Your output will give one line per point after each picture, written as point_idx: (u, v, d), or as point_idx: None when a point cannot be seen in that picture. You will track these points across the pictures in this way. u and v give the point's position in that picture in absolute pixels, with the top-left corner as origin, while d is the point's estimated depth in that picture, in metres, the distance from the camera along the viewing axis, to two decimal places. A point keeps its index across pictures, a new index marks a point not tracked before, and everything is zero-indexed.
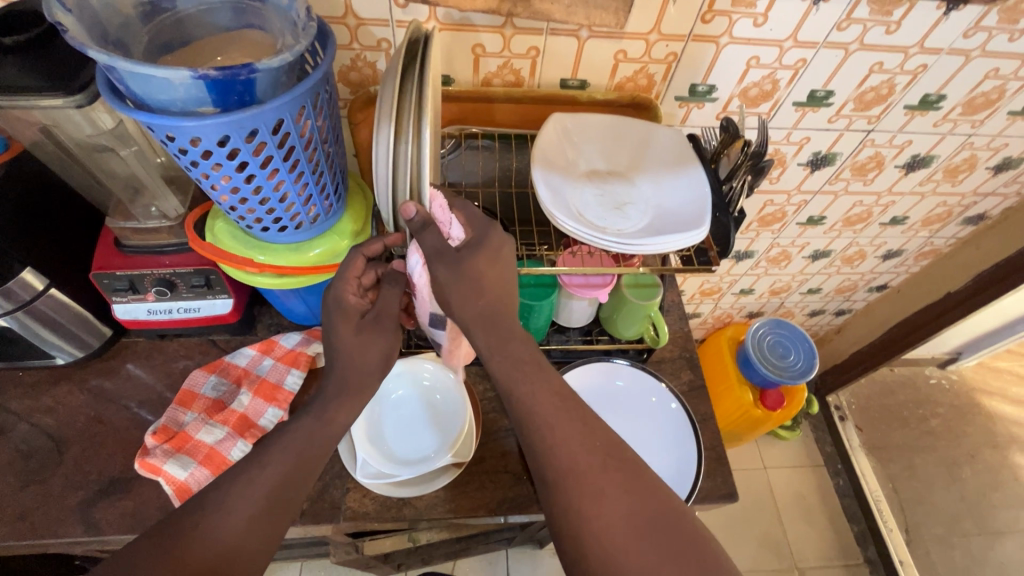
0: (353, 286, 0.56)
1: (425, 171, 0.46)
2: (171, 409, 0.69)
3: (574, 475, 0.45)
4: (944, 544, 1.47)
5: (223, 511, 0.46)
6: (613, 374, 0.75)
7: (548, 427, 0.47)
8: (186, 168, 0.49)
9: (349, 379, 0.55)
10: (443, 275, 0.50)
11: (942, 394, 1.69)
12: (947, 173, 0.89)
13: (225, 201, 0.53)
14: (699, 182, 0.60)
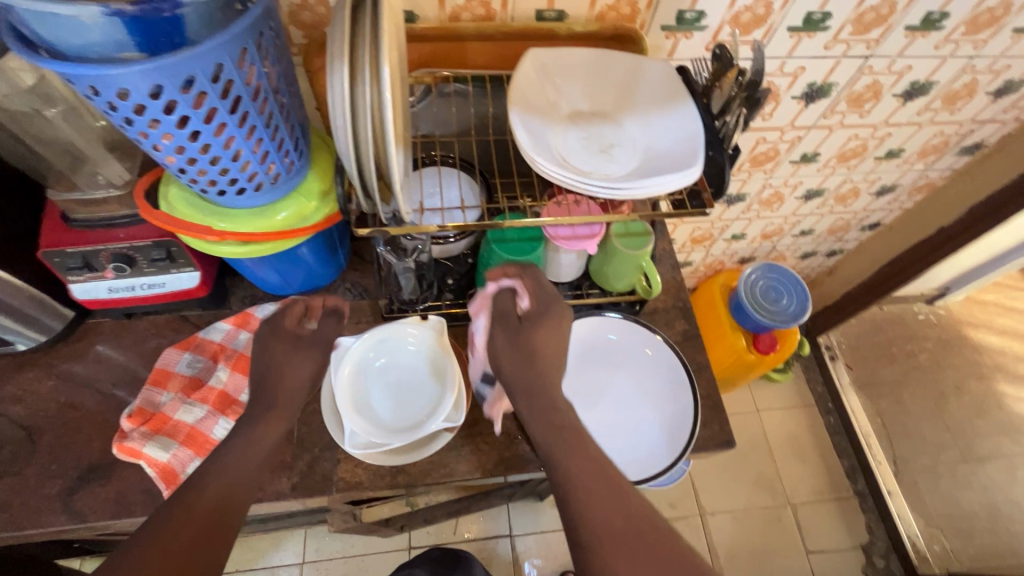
0: (289, 316, 0.60)
1: (388, 117, 0.41)
2: (146, 390, 0.65)
3: (578, 490, 0.46)
4: (931, 472, 1.52)
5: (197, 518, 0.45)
6: (604, 329, 0.73)
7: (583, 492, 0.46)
8: (121, 127, 0.43)
9: (278, 395, 0.55)
10: (499, 339, 0.56)
11: (930, 328, 1.71)
12: (946, 101, 0.84)
13: (172, 163, 0.48)
14: (691, 117, 0.56)
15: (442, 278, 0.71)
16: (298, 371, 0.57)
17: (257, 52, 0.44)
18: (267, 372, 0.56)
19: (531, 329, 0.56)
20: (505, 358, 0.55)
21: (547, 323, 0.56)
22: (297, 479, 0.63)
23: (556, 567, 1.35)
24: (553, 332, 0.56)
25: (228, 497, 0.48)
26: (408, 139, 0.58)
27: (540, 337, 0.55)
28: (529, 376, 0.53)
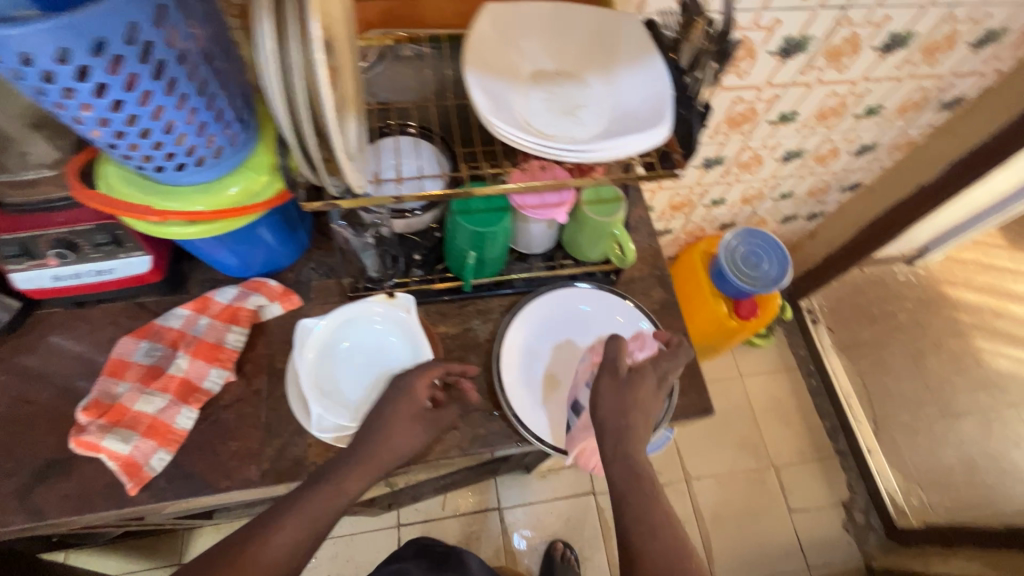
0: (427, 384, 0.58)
1: (321, 78, 0.36)
2: (101, 381, 0.62)
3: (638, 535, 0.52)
4: (909, 429, 1.55)
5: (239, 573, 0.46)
6: (569, 303, 0.70)
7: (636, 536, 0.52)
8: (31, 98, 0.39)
9: (378, 454, 0.54)
10: (606, 382, 0.60)
11: (909, 289, 1.72)
12: (926, 53, 0.82)
13: (99, 138, 0.44)
14: (659, 73, 0.53)
15: (408, 254, 0.69)
16: (406, 442, 0.55)
17: (178, 11, 0.40)
18: (374, 427, 0.55)
19: (636, 381, 0.59)
20: (607, 401, 0.59)
21: (646, 385, 0.59)
22: (267, 466, 0.62)
23: (545, 536, 1.37)
24: (654, 386, 0.60)
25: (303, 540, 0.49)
26: (361, 106, 0.55)
27: (642, 390, 0.59)
28: (622, 421, 0.58)
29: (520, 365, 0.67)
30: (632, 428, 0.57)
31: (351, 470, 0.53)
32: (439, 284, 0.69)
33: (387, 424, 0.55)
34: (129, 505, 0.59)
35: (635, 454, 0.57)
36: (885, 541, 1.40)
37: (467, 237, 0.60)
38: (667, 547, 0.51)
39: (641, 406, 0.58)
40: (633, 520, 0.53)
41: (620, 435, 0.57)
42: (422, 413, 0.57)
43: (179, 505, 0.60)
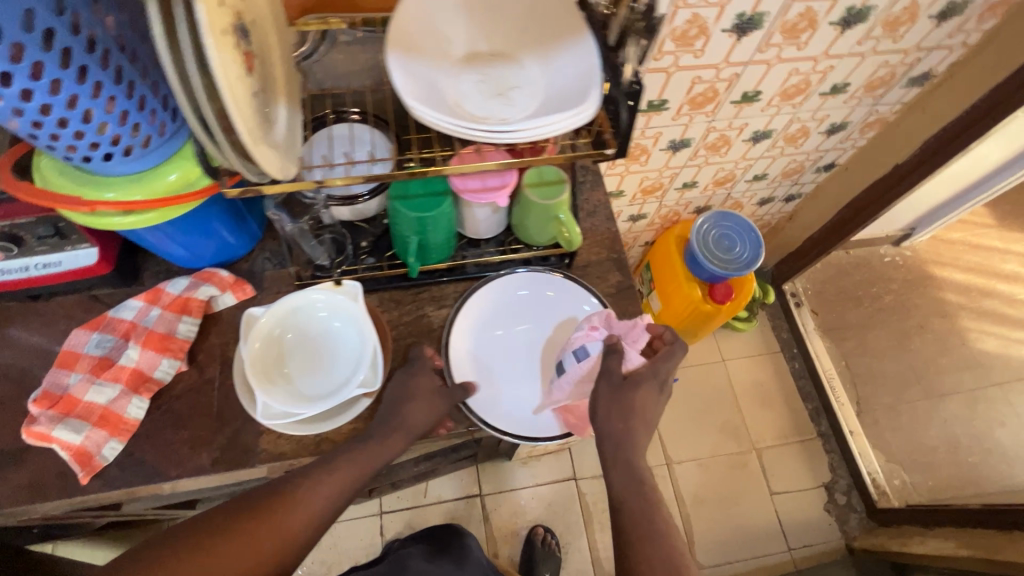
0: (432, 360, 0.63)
1: (207, 45, 0.35)
2: (52, 373, 0.63)
3: (636, 537, 0.53)
4: (893, 411, 1.54)
5: (269, 529, 0.50)
6: (510, 285, 0.70)
7: (634, 542, 0.53)
8: None
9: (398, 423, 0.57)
10: (603, 389, 0.59)
11: (895, 270, 1.71)
12: (887, 28, 0.80)
13: (17, 130, 0.43)
14: (589, 49, 0.52)
15: (355, 241, 0.68)
16: (421, 417, 0.58)
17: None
18: (395, 397, 0.59)
19: (635, 385, 0.59)
20: (609, 407, 0.58)
21: (645, 390, 0.59)
22: (218, 454, 0.62)
23: (526, 522, 1.38)
24: (652, 390, 0.59)
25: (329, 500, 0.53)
26: (293, 92, 0.55)
27: (642, 393, 0.59)
28: (622, 426, 0.57)
29: (471, 359, 0.67)
30: (632, 434, 0.57)
31: (378, 441, 0.56)
32: (387, 271, 0.68)
33: (409, 401, 0.59)
34: (82, 493, 0.60)
35: (635, 460, 0.57)
36: (866, 522, 1.41)
37: (409, 224, 0.59)
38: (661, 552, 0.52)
39: (641, 411, 0.58)
40: (632, 525, 0.54)
41: (619, 441, 0.57)
42: (435, 388, 0.60)
43: (132, 492, 0.61)
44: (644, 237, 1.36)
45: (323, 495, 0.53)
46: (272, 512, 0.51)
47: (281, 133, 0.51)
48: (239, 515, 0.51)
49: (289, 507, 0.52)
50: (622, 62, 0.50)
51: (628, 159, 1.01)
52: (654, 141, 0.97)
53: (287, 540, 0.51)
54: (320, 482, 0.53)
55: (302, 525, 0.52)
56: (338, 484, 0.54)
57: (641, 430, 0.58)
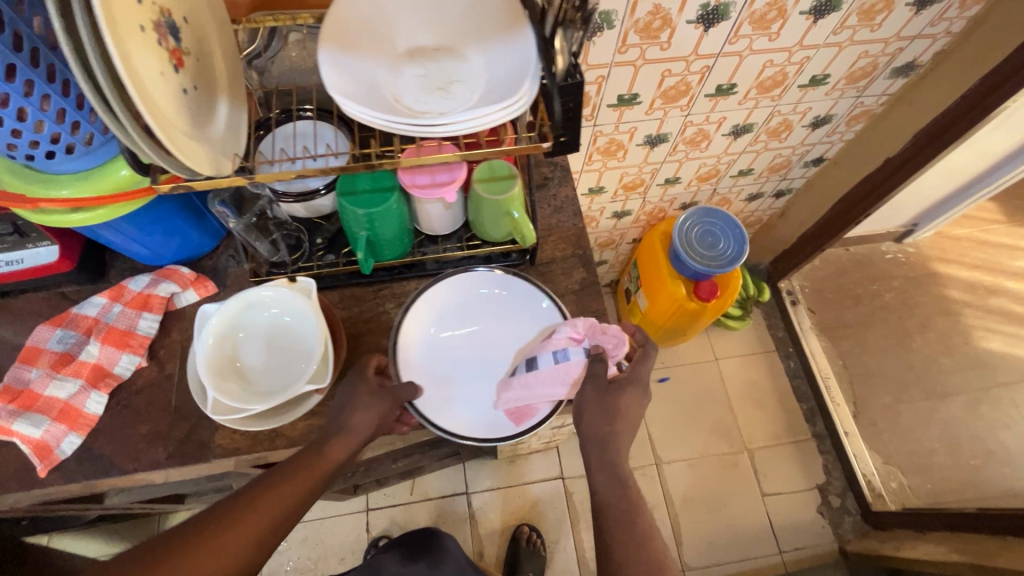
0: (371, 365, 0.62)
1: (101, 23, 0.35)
2: (14, 368, 0.64)
3: (619, 541, 0.53)
4: (892, 411, 1.50)
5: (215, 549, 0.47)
6: (464, 284, 0.69)
7: (617, 546, 0.53)
8: None
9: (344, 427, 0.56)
10: (590, 392, 0.60)
11: (897, 267, 1.67)
12: (862, 16, 0.78)
13: None
14: (529, 45, 0.51)
15: (311, 238, 0.68)
16: (367, 419, 0.57)
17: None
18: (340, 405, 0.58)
19: (619, 390, 0.60)
20: (595, 412, 0.59)
21: (632, 393, 0.60)
22: (173, 448, 0.63)
23: (512, 520, 1.37)
24: (635, 394, 0.61)
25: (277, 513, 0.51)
26: (238, 89, 0.56)
27: (626, 398, 0.60)
28: (608, 429, 0.59)
29: (422, 360, 0.66)
30: (618, 436, 0.59)
31: (324, 447, 0.55)
32: (344, 268, 0.68)
33: (349, 404, 0.58)
34: (40, 486, 0.61)
35: (620, 464, 0.58)
36: (860, 525, 1.38)
37: (357, 219, 0.59)
38: (642, 555, 0.52)
39: (625, 414, 0.60)
40: (616, 532, 0.54)
41: (602, 443, 0.59)
42: (374, 388, 0.59)
43: (90, 486, 0.62)
44: (630, 234, 1.34)
45: (271, 510, 0.51)
46: (219, 533, 0.48)
47: (219, 131, 0.51)
48: (177, 539, 0.48)
49: (235, 527, 0.49)
50: (557, 51, 0.48)
51: (605, 155, 1.00)
52: (630, 136, 0.96)
53: (237, 558, 0.48)
54: (266, 497, 0.51)
55: (250, 542, 0.49)
56: (286, 497, 0.52)
57: (623, 433, 0.59)
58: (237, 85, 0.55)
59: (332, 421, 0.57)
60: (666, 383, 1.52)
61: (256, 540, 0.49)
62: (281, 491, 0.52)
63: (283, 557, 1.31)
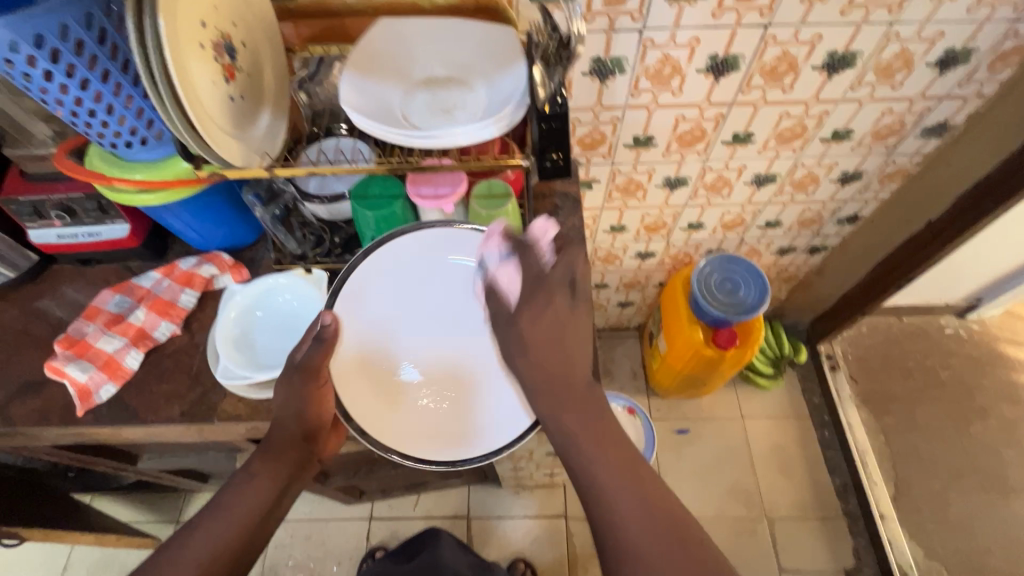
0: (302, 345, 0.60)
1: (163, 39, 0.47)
2: (78, 322, 0.76)
3: (599, 493, 0.50)
4: (939, 501, 1.36)
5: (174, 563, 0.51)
6: (411, 262, 0.67)
7: (602, 497, 0.50)
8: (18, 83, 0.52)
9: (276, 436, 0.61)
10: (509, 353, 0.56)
11: (958, 343, 1.54)
12: (880, 73, 0.79)
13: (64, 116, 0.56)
14: (521, 80, 0.58)
15: (331, 237, 0.77)
16: (296, 418, 0.60)
17: (106, 18, 0.54)
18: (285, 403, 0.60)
19: (547, 300, 0.55)
20: (535, 345, 0.54)
21: (536, 329, 0.54)
22: (186, 408, 0.71)
23: (509, 553, 1.35)
24: (567, 296, 0.55)
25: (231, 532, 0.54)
26: (283, 103, 0.66)
27: (563, 309, 0.55)
28: (539, 385, 0.54)
29: (359, 350, 0.64)
30: (561, 378, 0.54)
31: (260, 460, 0.60)
32: None
33: (280, 405, 0.60)
34: (77, 424, 0.70)
35: (565, 420, 0.53)
36: None
37: (367, 221, 0.68)
38: (628, 485, 0.50)
39: (528, 361, 0.54)
40: (590, 478, 0.51)
41: (552, 399, 0.54)
42: (294, 380, 0.59)
43: (114, 431, 0.71)
44: (656, 277, 1.35)
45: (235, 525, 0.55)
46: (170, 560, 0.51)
47: (258, 134, 0.62)
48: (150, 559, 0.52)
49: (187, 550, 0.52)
50: (538, 84, 0.56)
51: (624, 194, 1.04)
52: (648, 177, 1.00)
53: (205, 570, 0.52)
54: (210, 522, 0.55)
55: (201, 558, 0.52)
56: (245, 510, 0.56)
57: (564, 384, 0.54)
58: (284, 99, 0.67)
59: (268, 433, 0.61)
60: (685, 436, 1.47)
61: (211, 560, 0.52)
62: (238, 503, 0.56)
63: (285, 552, 1.36)
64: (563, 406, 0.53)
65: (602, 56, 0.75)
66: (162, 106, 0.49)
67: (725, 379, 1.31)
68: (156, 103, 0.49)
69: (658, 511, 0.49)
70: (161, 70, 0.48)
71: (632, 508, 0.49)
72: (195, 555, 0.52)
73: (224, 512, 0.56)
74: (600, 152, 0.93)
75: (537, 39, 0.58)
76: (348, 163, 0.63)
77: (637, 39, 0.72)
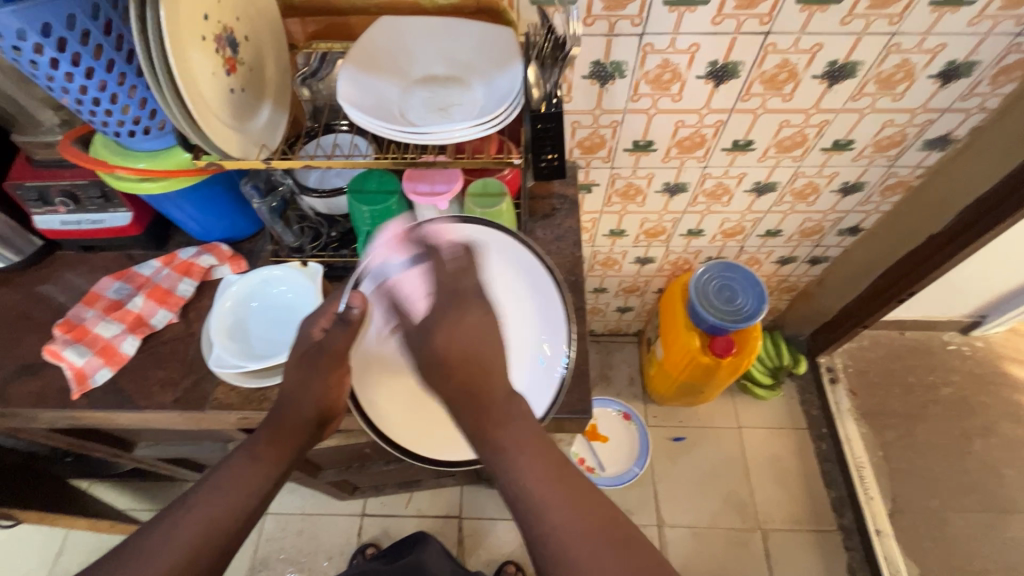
0: (322, 322, 0.62)
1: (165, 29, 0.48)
2: (78, 307, 0.77)
3: (539, 511, 0.45)
4: (937, 519, 1.34)
5: (157, 550, 0.47)
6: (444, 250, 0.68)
7: (536, 515, 0.45)
8: (26, 70, 0.53)
9: (282, 419, 0.59)
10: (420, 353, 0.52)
11: (961, 361, 1.53)
12: (881, 84, 0.79)
13: (70, 105, 0.57)
14: (517, 80, 0.59)
15: (328, 231, 0.78)
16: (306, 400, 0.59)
17: (111, 10, 0.55)
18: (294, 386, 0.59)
19: (461, 308, 0.51)
20: (451, 359, 0.50)
21: (454, 323, 0.51)
22: (179, 395, 0.72)
23: (499, 555, 1.35)
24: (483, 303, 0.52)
25: (215, 521, 0.50)
26: (283, 97, 0.68)
27: (476, 319, 0.51)
28: (455, 389, 0.50)
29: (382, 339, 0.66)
30: (472, 385, 0.50)
31: (262, 442, 0.57)
32: (353, 262, 0.76)
33: (292, 387, 0.59)
34: (72, 406, 0.72)
35: (483, 429, 0.49)
36: None
37: (363, 216, 0.69)
38: (557, 490, 0.46)
39: (444, 361, 0.50)
40: (520, 495, 0.46)
41: (463, 403, 0.50)
42: (304, 359, 0.59)
43: (108, 415, 0.72)
44: (655, 283, 1.35)
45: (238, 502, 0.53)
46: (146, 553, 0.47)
47: (257, 127, 0.63)
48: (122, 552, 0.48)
49: (167, 539, 0.48)
50: (532, 84, 0.57)
51: (623, 199, 1.04)
52: (648, 182, 1.00)
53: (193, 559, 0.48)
54: (199, 504, 0.51)
55: (183, 543, 0.48)
56: (239, 491, 0.53)
57: (476, 386, 0.50)
58: (285, 93, 0.68)
59: (276, 413, 0.59)
60: (681, 444, 1.46)
61: (193, 547, 0.48)
62: (239, 481, 0.54)
63: (277, 545, 1.37)
64: (478, 412, 0.50)
65: (602, 59, 0.75)
66: (161, 97, 0.50)
67: (721, 387, 1.30)
68: (158, 94, 0.50)
69: (589, 512, 0.45)
70: (164, 60, 0.49)
71: (567, 520, 0.44)
72: (181, 540, 0.48)
73: (221, 492, 0.53)
74: (599, 156, 0.93)
75: (534, 39, 0.59)
76: (344, 156, 0.64)
77: (637, 43, 0.73)
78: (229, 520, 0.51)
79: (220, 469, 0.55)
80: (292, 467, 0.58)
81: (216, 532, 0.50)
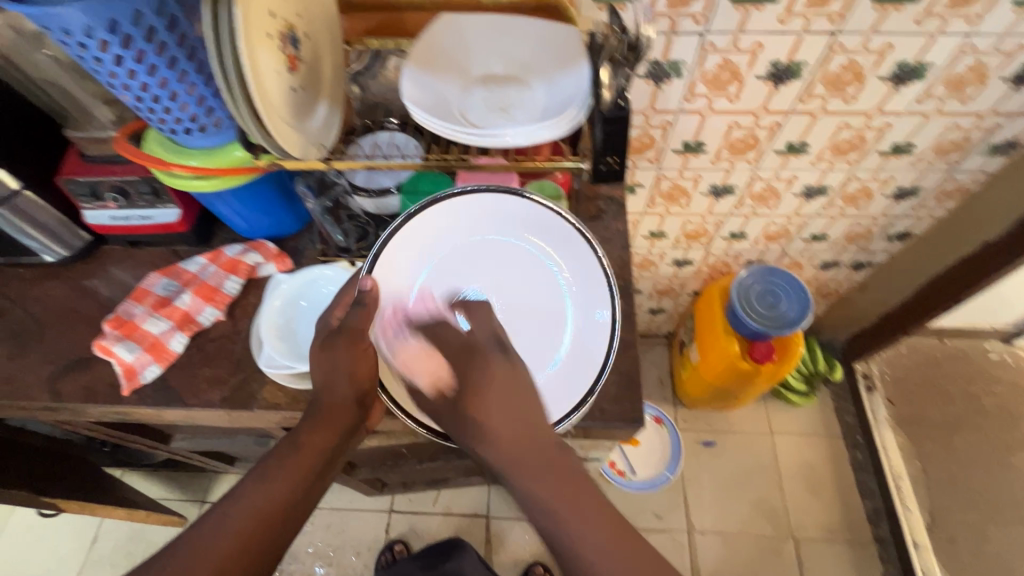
0: (340, 307, 0.60)
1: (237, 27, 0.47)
2: (126, 302, 0.77)
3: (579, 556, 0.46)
4: (975, 533, 1.31)
5: (214, 531, 0.48)
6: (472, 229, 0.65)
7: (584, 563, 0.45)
8: (92, 67, 0.53)
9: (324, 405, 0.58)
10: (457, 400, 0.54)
11: (1003, 370, 1.48)
12: (951, 87, 0.76)
13: (130, 102, 0.57)
14: (584, 83, 0.58)
15: (376, 231, 0.76)
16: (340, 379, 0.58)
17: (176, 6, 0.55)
18: (324, 372, 0.58)
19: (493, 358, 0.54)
20: (491, 403, 0.53)
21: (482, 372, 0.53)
22: (227, 393, 0.72)
23: (527, 556, 1.35)
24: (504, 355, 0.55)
25: (265, 512, 0.50)
26: (338, 96, 0.67)
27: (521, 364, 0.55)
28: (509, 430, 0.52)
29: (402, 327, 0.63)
30: (509, 430, 0.52)
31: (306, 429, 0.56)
32: None
33: (322, 370, 0.58)
34: (122, 402, 0.72)
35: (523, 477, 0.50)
36: None
37: None
38: (597, 532, 0.47)
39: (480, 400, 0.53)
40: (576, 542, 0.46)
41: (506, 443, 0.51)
42: (333, 333, 0.59)
43: (156, 412, 0.72)
44: (691, 285, 1.32)
45: (289, 485, 0.52)
46: (199, 546, 0.47)
47: (315, 125, 0.62)
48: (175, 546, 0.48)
49: (219, 523, 0.49)
50: (604, 85, 0.56)
51: (667, 200, 1.02)
52: (694, 184, 0.97)
53: (244, 544, 0.48)
54: (249, 488, 0.51)
55: (235, 529, 0.48)
56: (286, 477, 0.52)
57: (518, 438, 0.52)
58: (339, 91, 0.67)
59: (313, 398, 0.58)
60: (712, 448, 1.44)
61: (248, 527, 0.49)
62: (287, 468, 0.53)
63: (306, 538, 1.37)
64: (527, 464, 0.50)
65: (660, 58, 0.73)
66: (229, 95, 0.49)
67: (758, 393, 1.28)
68: (226, 93, 0.49)
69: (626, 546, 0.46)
70: (234, 59, 0.48)
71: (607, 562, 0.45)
72: (235, 527, 0.48)
73: (268, 479, 0.52)
74: (648, 156, 0.91)
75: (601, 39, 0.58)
76: (399, 158, 0.64)
77: (698, 42, 0.70)
78: (279, 504, 0.51)
79: (265, 457, 0.54)
80: (340, 450, 0.57)
81: (270, 521, 0.50)
